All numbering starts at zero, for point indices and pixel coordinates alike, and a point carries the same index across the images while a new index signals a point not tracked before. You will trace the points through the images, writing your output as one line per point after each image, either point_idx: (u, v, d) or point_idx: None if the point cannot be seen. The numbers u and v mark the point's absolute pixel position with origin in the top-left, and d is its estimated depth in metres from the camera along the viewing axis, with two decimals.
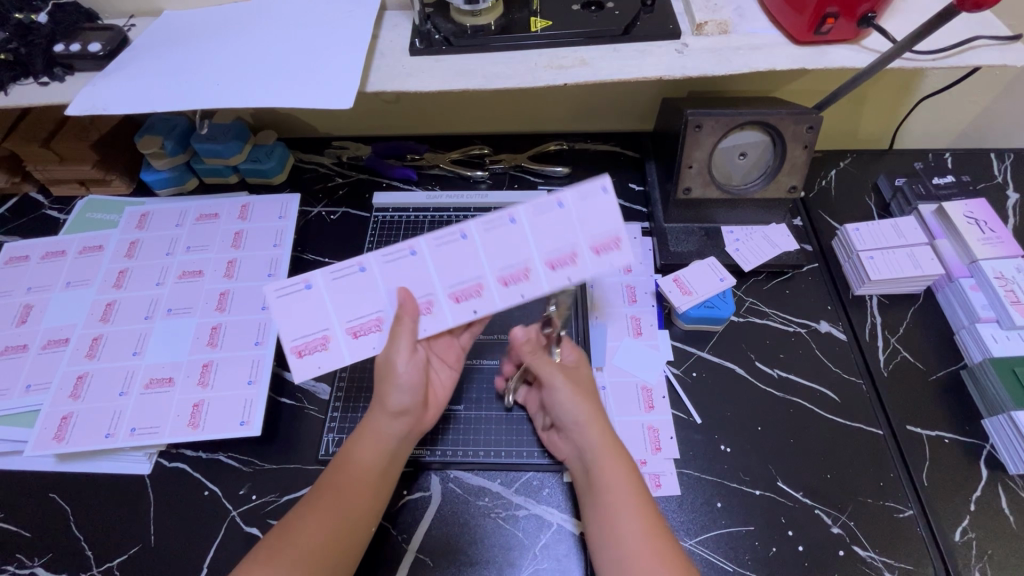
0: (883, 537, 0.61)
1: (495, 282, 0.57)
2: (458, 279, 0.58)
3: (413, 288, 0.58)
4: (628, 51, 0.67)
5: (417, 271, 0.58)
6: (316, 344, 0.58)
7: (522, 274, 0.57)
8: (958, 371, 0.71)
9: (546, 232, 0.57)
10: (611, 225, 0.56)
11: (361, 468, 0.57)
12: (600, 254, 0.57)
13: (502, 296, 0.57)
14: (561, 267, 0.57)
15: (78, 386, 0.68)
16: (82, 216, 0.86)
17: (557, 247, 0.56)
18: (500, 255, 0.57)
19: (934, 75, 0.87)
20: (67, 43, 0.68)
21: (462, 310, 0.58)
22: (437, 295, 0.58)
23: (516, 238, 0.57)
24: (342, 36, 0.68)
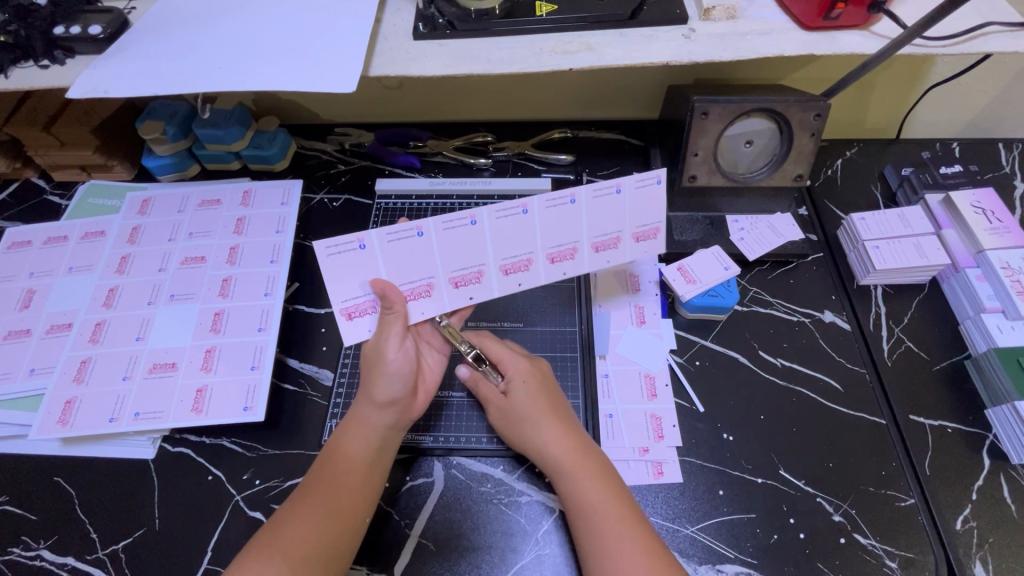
0: (884, 526, 0.61)
1: (544, 258, 0.62)
2: (509, 254, 0.61)
3: (468, 257, 0.60)
4: (634, 36, 0.66)
5: (470, 240, 0.59)
6: (366, 307, 0.60)
7: (569, 253, 0.62)
8: (962, 362, 0.71)
9: (598, 215, 0.60)
10: (653, 216, 0.61)
11: (350, 460, 0.58)
12: (639, 240, 0.62)
13: (549, 271, 0.62)
14: (604, 250, 0.62)
15: (81, 370, 0.69)
16: (84, 201, 0.85)
17: (605, 230, 0.61)
18: (554, 233, 0.60)
19: (943, 63, 0.86)
20: (67, 25, 0.67)
21: (509, 282, 0.62)
22: (488, 267, 0.61)
23: (571, 219, 0.60)
24: (344, 19, 0.67)
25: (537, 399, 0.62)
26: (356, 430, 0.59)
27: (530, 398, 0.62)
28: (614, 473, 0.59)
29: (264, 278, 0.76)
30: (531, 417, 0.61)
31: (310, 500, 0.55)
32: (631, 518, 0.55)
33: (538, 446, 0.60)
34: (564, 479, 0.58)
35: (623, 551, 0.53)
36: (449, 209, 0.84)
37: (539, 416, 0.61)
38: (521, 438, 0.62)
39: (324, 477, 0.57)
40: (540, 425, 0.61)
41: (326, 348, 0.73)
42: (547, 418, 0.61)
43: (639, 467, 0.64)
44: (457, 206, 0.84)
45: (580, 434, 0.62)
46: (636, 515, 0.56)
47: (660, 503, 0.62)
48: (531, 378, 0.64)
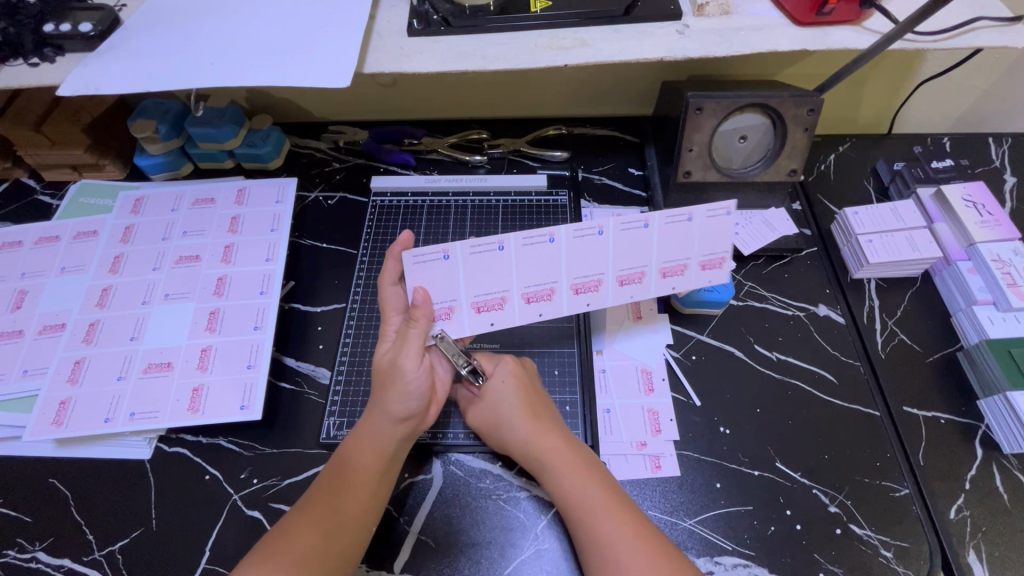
0: (879, 515, 0.61)
1: (613, 280, 0.62)
2: (583, 270, 0.61)
3: (541, 274, 0.61)
4: (628, 31, 0.67)
5: (546, 256, 0.60)
6: (440, 313, 0.61)
7: (637, 276, 0.63)
8: (955, 353, 0.72)
9: (670, 240, 0.62)
10: (719, 248, 0.63)
11: (354, 466, 0.58)
12: (705, 268, 0.64)
13: (616, 294, 0.63)
14: (671, 276, 0.63)
15: (75, 371, 0.68)
16: (76, 201, 0.85)
17: (673, 257, 0.62)
18: (625, 256, 0.62)
19: (933, 58, 0.87)
20: (57, 22, 0.66)
21: (578, 302, 0.63)
22: (559, 285, 0.62)
23: (643, 243, 0.61)
24: (337, 16, 0.67)
25: (517, 399, 0.62)
26: (365, 439, 0.59)
27: (508, 401, 0.62)
28: (598, 465, 0.60)
29: (260, 277, 0.75)
30: (511, 417, 0.61)
31: (312, 506, 0.55)
32: (627, 514, 0.55)
33: (520, 441, 0.60)
34: (548, 476, 0.59)
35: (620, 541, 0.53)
36: (445, 206, 0.84)
37: (515, 415, 0.61)
38: (500, 436, 0.62)
39: (326, 485, 0.57)
40: (518, 426, 0.61)
41: (323, 346, 0.73)
42: (527, 419, 0.61)
43: (637, 461, 0.64)
44: (452, 203, 0.84)
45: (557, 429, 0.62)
46: (629, 505, 0.56)
47: (658, 496, 0.63)
48: (512, 378, 0.63)
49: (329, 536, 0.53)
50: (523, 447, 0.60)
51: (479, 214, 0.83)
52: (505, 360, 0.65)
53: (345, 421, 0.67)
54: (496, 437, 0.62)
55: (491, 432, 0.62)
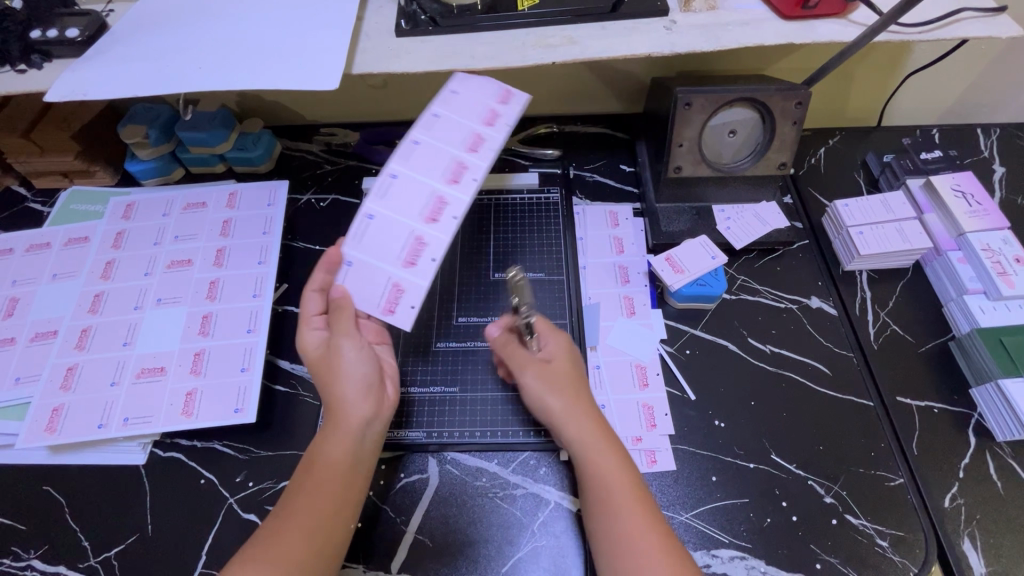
0: (874, 505, 0.62)
1: (467, 154, 0.64)
2: (442, 174, 0.64)
3: (416, 197, 0.63)
4: (615, 28, 0.67)
5: (406, 187, 0.63)
6: (394, 295, 0.60)
7: (478, 139, 0.65)
8: (947, 343, 0.72)
9: (460, 105, 0.66)
10: (495, 85, 0.68)
11: (326, 462, 0.56)
12: (508, 101, 0.67)
13: (482, 158, 0.64)
14: (495, 121, 0.65)
15: (68, 377, 0.68)
16: (67, 207, 0.84)
17: (478, 111, 0.66)
18: (448, 136, 0.65)
19: (920, 50, 0.87)
20: (44, 29, 0.66)
21: (466, 184, 0.63)
22: (439, 190, 0.62)
23: (446, 124, 0.66)
24: (325, 18, 0.67)
25: (562, 375, 0.62)
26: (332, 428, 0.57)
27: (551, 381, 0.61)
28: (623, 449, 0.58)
29: (252, 280, 0.75)
30: (558, 389, 0.61)
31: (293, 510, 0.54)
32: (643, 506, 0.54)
33: (558, 417, 0.60)
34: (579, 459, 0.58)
35: (631, 534, 0.52)
36: None
37: (558, 390, 0.61)
38: (539, 407, 0.62)
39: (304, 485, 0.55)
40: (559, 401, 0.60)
41: None
42: (569, 395, 0.60)
43: (633, 456, 0.65)
44: None
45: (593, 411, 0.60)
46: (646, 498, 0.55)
47: (655, 491, 0.63)
48: (561, 352, 0.63)
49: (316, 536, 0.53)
50: (561, 424, 0.59)
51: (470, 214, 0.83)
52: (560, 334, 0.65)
53: None
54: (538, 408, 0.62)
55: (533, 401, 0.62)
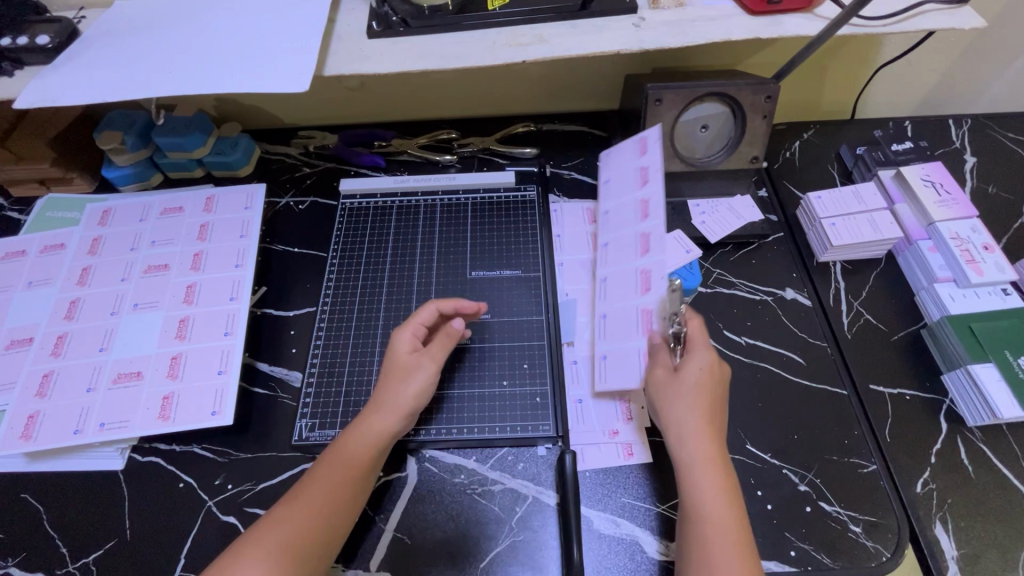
0: (848, 492, 0.62)
1: (642, 253, 0.69)
2: (635, 216, 0.72)
3: (621, 305, 0.69)
4: (585, 26, 0.68)
5: (617, 312, 0.70)
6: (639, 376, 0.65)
7: (647, 236, 0.69)
8: (919, 331, 0.73)
9: (618, 190, 0.77)
10: (634, 152, 0.76)
11: (359, 461, 0.58)
12: (644, 166, 0.74)
13: (656, 248, 0.67)
14: (649, 197, 0.71)
15: (44, 384, 0.68)
16: (43, 215, 0.84)
17: (629, 196, 0.74)
18: (625, 240, 0.72)
19: (890, 43, 0.88)
20: (14, 36, 0.66)
21: (654, 283, 0.66)
22: (642, 303, 0.67)
23: (627, 224, 0.73)
24: (296, 20, 0.67)
25: (702, 392, 0.58)
26: (364, 429, 0.59)
27: (699, 388, 0.58)
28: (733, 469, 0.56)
29: (229, 283, 0.75)
30: (682, 401, 0.58)
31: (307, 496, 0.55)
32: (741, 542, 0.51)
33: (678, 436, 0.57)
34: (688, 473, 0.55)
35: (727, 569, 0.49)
36: (414, 206, 0.84)
37: (693, 407, 0.57)
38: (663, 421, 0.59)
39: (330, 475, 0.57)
40: (690, 414, 0.57)
41: (295, 350, 0.73)
42: (699, 415, 0.57)
43: (610, 449, 0.65)
44: (422, 203, 0.84)
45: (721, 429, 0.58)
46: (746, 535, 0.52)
47: (632, 484, 0.63)
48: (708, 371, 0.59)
49: (319, 530, 0.54)
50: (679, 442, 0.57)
51: (447, 213, 0.83)
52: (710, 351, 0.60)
53: (317, 422, 0.67)
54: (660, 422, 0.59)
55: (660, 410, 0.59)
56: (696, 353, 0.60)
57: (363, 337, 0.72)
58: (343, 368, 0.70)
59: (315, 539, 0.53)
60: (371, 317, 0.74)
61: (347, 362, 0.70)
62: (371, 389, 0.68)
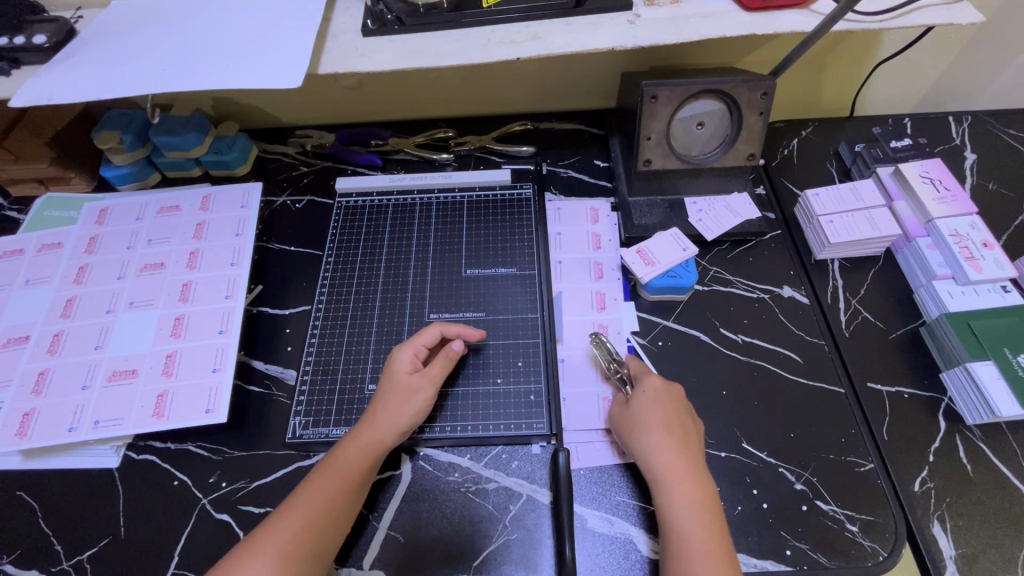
0: (845, 491, 0.62)
1: (596, 283, 0.76)
2: (589, 274, 0.77)
3: (581, 331, 0.73)
4: (579, 23, 0.67)
5: (574, 329, 0.73)
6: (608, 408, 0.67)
7: (600, 269, 0.77)
8: (918, 329, 0.72)
9: (571, 236, 0.81)
10: (582, 209, 0.84)
11: (353, 472, 0.58)
12: (595, 221, 0.82)
13: (609, 279, 0.76)
14: (601, 244, 0.80)
15: (39, 382, 0.68)
16: (41, 214, 0.85)
17: (583, 242, 0.80)
18: (575, 272, 0.77)
19: (889, 39, 0.88)
20: (11, 35, 0.66)
21: (610, 306, 0.74)
22: (597, 321, 0.73)
23: (577, 262, 0.78)
24: (291, 19, 0.67)
25: (659, 411, 0.60)
26: (358, 441, 0.60)
27: (656, 415, 0.60)
28: (708, 484, 0.57)
29: (225, 281, 0.76)
30: (641, 426, 0.60)
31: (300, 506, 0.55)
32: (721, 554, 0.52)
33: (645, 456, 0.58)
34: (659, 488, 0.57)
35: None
36: (410, 204, 0.84)
37: (652, 428, 0.59)
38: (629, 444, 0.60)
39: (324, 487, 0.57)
40: (649, 438, 0.59)
41: (291, 348, 0.73)
42: (659, 436, 0.58)
43: (605, 447, 0.65)
44: (418, 201, 0.84)
45: (695, 447, 0.59)
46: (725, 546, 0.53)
47: (627, 482, 0.63)
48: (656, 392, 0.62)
49: (313, 541, 0.54)
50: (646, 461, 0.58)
51: (443, 212, 0.83)
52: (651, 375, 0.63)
53: (311, 419, 0.66)
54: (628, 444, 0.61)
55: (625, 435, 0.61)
56: (640, 382, 0.63)
57: (358, 336, 0.72)
58: (337, 366, 0.70)
59: (309, 551, 0.53)
60: (366, 316, 0.74)
61: (341, 361, 0.70)
62: (366, 386, 0.68)
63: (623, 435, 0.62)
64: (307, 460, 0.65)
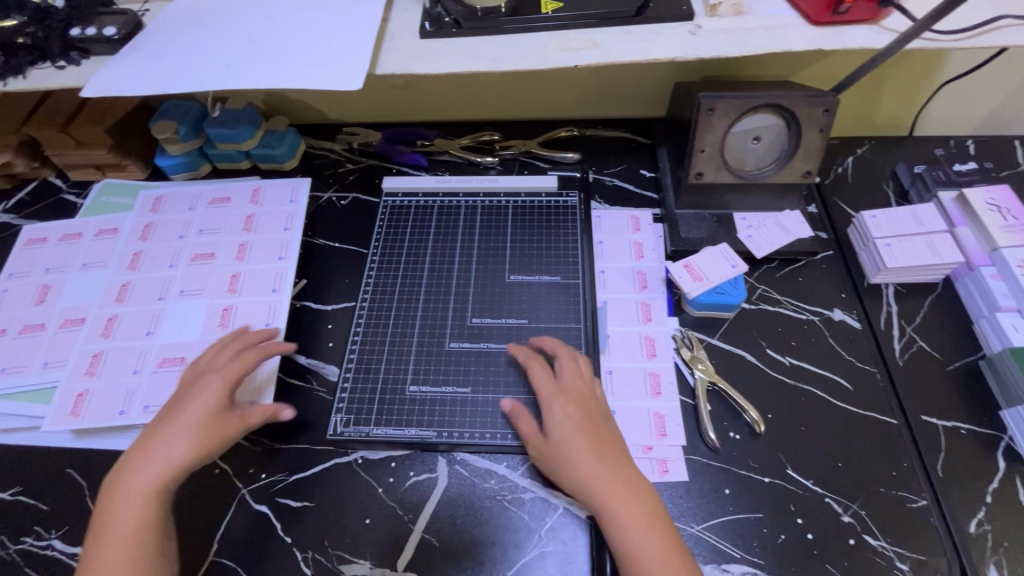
0: (895, 526, 0.60)
1: (641, 293, 0.75)
2: (632, 284, 0.76)
3: (629, 345, 0.71)
4: (639, 32, 0.66)
5: (621, 342, 0.72)
6: (657, 425, 0.66)
7: (644, 278, 0.76)
8: (976, 362, 0.69)
9: (612, 247, 0.80)
10: (622, 218, 0.83)
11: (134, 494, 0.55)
12: (637, 229, 0.81)
13: (654, 289, 0.75)
14: (643, 254, 0.79)
15: (94, 363, 0.70)
16: (99, 199, 0.87)
17: (623, 252, 0.79)
18: (617, 281, 0.76)
19: (956, 58, 0.84)
20: (83, 26, 0.68)
21: (659, 318, 0.73)
22: (644, 334, 0.72)
23: (619, 272, 0.77)
24: (351, 19, 0.68)
25: (580, 437, 0.59)
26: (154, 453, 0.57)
27: (579, 437, 0.58)
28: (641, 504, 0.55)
29: (272, 274, 0.77)
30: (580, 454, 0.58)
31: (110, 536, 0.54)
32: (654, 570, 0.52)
33: (580, 485, 0.57)
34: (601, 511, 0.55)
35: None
36: (456, 207, 0.84)
37: (585, 454, 0.58)
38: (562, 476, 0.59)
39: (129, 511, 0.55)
40: (583, 462, 0.57)
41: (332, 344, 0.74)
42: (591, 461, 0.57)
43: (644, 464, 0.63)
44: (463, 204, 0.84)
45: (625, 470, 0.57)
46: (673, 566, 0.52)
47: (666, 501, 0.62)
48: (564, 415, 0.60)
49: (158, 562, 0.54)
50: (582, 487, 0.57)
51: (488, 215, 0.83)
52: (557, 397, 0.62)
53: (352, 418, 0.67)
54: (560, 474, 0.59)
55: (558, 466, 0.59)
56: (549, 406, 0.61)
57: (400, 336, 0.73)
58: (379, 366, 0.70)
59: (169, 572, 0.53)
60: (408, 317, 0.74)
61: (383, 361, 0.71)
62: (408, 387, 0.69)
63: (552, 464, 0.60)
64: (344, 457, 0.66)
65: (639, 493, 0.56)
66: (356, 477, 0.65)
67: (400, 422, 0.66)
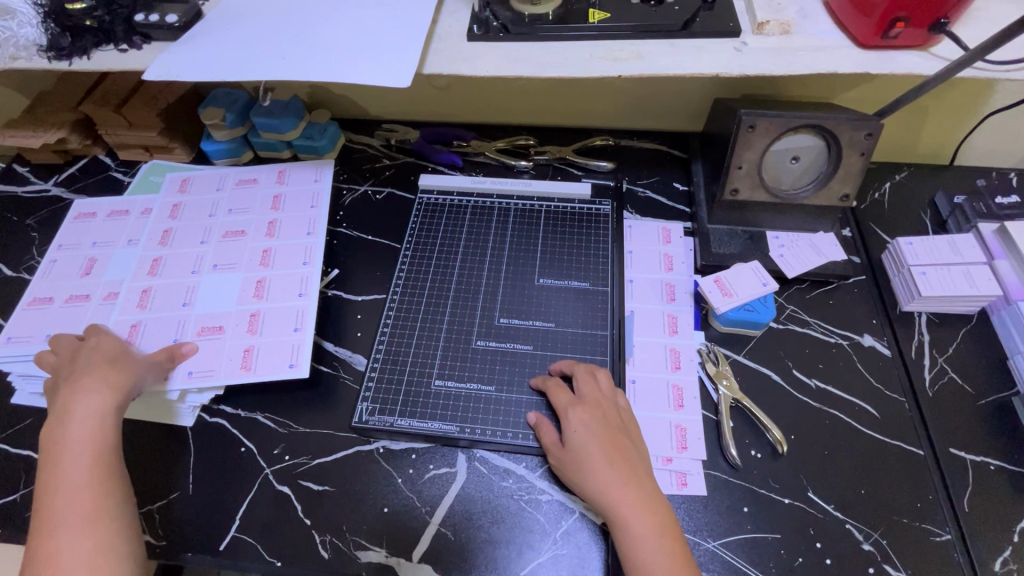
0: (916, 558, 0.59)
1: (669, 305, 0.75)
2: (660, 295, 0.76)
3: (654, 356, 0.71)
4: (684, 46, 0.67)
5: (646, 352, 0.72)
6: (678, 438, 0.65)
7: (672, 290, 0.77)
8: (1009, 398, 0.68)
9: (642, 257, 0.80)
10: (653, 229, 0.83)
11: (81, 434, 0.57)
12: (667, 241, 0.82)
13: (683, 302, 0.76)
14: (672, 266, 0.79)
15: (135, 333, 0.72)
16: (146, 179, 0.90)
17: (652, 263, 0.79)
18: (645, 291, 0.77)
19: (1004, 91, 0.83)
20: (147, 13, 0.71)
21: (686, 330, 0.73)
22: (669, 346, 0.72)
23: (647, 282, 0.78)
24: (402, 19, 0.70)
25: (598, 445, 0.59)
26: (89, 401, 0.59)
27: (597, 445, 0.59)
28: (651, 513, 0.55)
29: (302, 249, 0.79)
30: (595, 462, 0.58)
31: (70, 459, 0.55)
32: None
33: (597, 492, 0.57)
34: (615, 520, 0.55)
35: None
36: (489, 207, 0.85)
37: (601, 462, 0.58)
38: (578, 484, 0.59)
39: (82, 435, 0.57)
40: (599, 471, 0.57)
41: (361, 334, 0.75)
42: (607, 470, 0.57)
43: (663, 476, 0.63)
44: (496, 205, 0.86)
45: (642, 480, 0.57)
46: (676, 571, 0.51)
47: (682, 515, 0.61)
48: (583, 425, 0.61)
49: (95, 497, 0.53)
50: (598, 495, 0.57)
51: (520, 219, 0.84)
52: (574, 406, 0.63)
53: (378, 406, 0.68)
54: (577, 483, 0.59)
55: (574, 475, 0.59)
56: (568, 416, 0.62)
57: (428, 330, 0.74)
58: (406, 359, 0.71)
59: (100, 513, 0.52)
60: (437, 314, 0.75)
61: (410, 353, 0.72)
62: (433, 380, 0.70)
63: (569, 473, 0.60)
64: (367, 445, 0.67)
65: (654, 505, 0.56)
66: (377, 466, 0.66)
67: (424, 415, 0.67)
